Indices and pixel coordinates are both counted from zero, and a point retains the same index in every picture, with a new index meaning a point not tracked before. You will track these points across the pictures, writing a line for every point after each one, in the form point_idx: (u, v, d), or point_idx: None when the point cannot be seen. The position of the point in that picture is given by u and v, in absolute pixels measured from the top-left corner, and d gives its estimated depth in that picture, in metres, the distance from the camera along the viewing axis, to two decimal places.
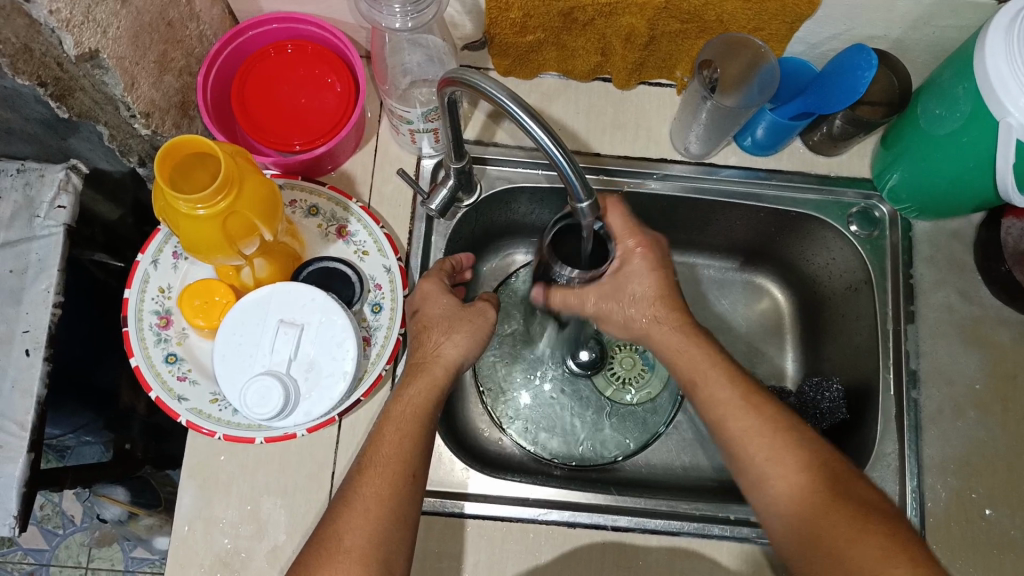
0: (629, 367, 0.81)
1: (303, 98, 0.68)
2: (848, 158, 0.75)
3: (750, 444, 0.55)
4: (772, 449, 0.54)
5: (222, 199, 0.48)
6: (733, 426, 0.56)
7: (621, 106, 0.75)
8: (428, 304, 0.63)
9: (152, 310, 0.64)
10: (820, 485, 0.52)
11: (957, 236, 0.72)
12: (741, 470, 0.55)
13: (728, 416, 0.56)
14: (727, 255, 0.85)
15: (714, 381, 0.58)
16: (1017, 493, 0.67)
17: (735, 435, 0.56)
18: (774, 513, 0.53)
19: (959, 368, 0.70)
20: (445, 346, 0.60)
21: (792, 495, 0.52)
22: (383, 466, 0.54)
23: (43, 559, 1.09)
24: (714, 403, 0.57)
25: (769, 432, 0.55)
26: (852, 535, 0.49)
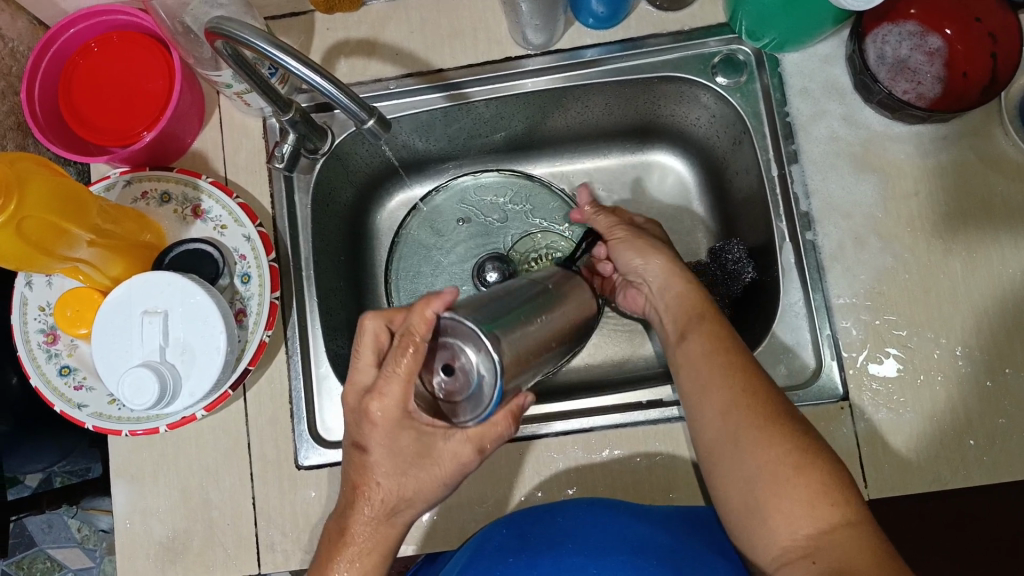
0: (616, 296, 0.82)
1: (128, 90, 0.68)
2: (700, 6, 0.70)
3: (710, 400, 0.55)
4: (722, 368, 0.56)
5: (11, 201, 0.48)
6: (700, 386, 0.56)
7: (455, 15, 0.71)
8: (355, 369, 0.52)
9: (38, 330, 0.66)
10: (758, 404, 0.53)
11: (829, 60, 0.67)
12: (688, 384, 0.57)
13: (700, 371, 0.56)
14: (625, 139, 0.82)
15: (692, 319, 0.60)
16: (937, 311, 0.64)
17: (687, 358, 0.58)
18: (705, 423, 0.55)
19: (855, 196, 0.66)
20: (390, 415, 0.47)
21: (724, 411, 0.54)
22: (389, 465, 0.49)
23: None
24: (688, 366, 0.58)
25: (723, 357, 0.56)
26: (764, 453, 0.51)
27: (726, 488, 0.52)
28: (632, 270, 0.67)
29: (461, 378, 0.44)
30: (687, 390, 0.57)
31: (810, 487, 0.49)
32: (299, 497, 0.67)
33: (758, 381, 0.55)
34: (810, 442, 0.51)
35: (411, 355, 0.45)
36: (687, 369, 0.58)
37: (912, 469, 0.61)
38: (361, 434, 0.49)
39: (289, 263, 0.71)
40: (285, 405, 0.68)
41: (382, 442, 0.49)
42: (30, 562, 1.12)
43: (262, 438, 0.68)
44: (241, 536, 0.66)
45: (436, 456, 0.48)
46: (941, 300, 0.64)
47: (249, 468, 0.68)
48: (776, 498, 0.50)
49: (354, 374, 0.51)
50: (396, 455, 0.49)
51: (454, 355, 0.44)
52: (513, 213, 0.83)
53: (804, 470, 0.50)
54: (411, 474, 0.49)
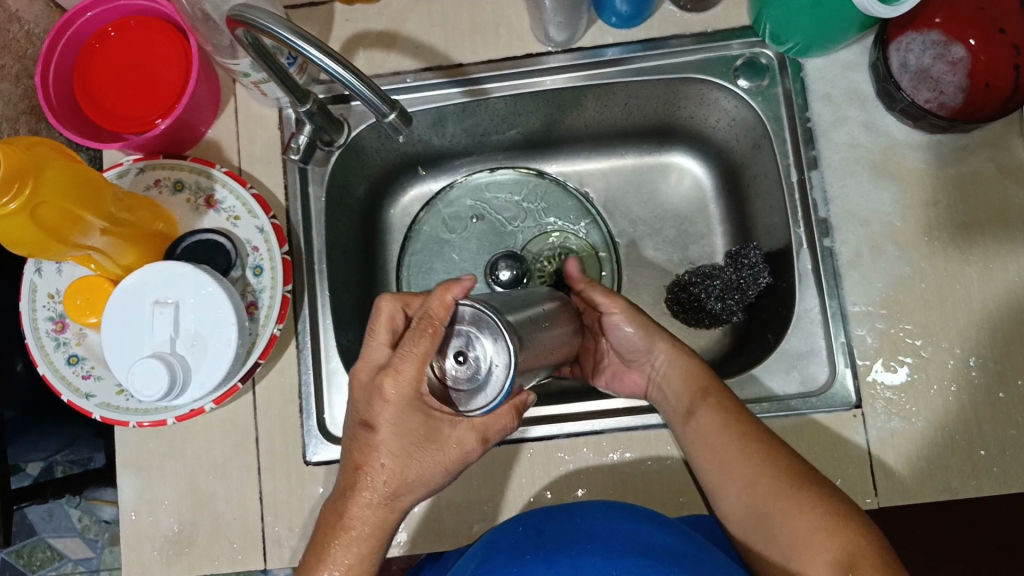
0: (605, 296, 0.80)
1: (144, 77, 0.67)
2: (723, 8, 0.69)
3: (731, 476, 0.57)
4: (738, 441, 0.57)
5: (27, 187, 0.47)
6: (719, 461, 0.57)
7: (475, 10, 0.71)
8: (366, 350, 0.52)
9: (46, 317, 0.65)
10: (781, 471, 0.55)
11: (851, 66, 0.67)
12: (706, 459, 0.58)
13: (718, 448, 0.58)
14: (641, 140, 0.81)
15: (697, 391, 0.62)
16: (952, 321, 0.63)
17: (698, 435, 0.59)
18: (731, 499, 0.56)
19: (874, 204, 0.65)
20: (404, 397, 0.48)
21: (749, 482, 0.56)
22: (396, 445, 0.49)
23: (92, 566, 1.11)
24: (703, 439, 0.59)
25: (738, 431, 0.58)
26: (796, 520, 0.53)
27: (769, 562, 0.54)
28: (631, 350, 0.67)
29: (471, 367, 0.46)
30: (705, 469, 0.58)
31: (846, 549, 0.50)
32: (306, 492, 0.66)
33: (776, 449, 0.57)
34: (836, 499, 0.53)
35: (429, 337, 0.46)
36: (701, 446, 0.59)
37: (925, 480, 0.61)
38: (370, 411, 0.49)
39: (301, 256, 0.70)
40: (294, 399, 0.68)
41: (393, 422, 0.48)
42: (30, 550, 1.12)
43: (270, 431, 0.67)
44: (247, 531, 0.66)
45: (442, 441, 0.49)
46: (957, 310, 0.64)
47: (257, 462, 0.67)
48: (814, 563, 0.51)
49: (367, 351, 0.51)
50: (406, 437, 0.49)
51: (468, 343, 0.46)
52: (527, 212, 0.83)
53: (836, 530, 0.51)
54: (417, 457, 0.49)
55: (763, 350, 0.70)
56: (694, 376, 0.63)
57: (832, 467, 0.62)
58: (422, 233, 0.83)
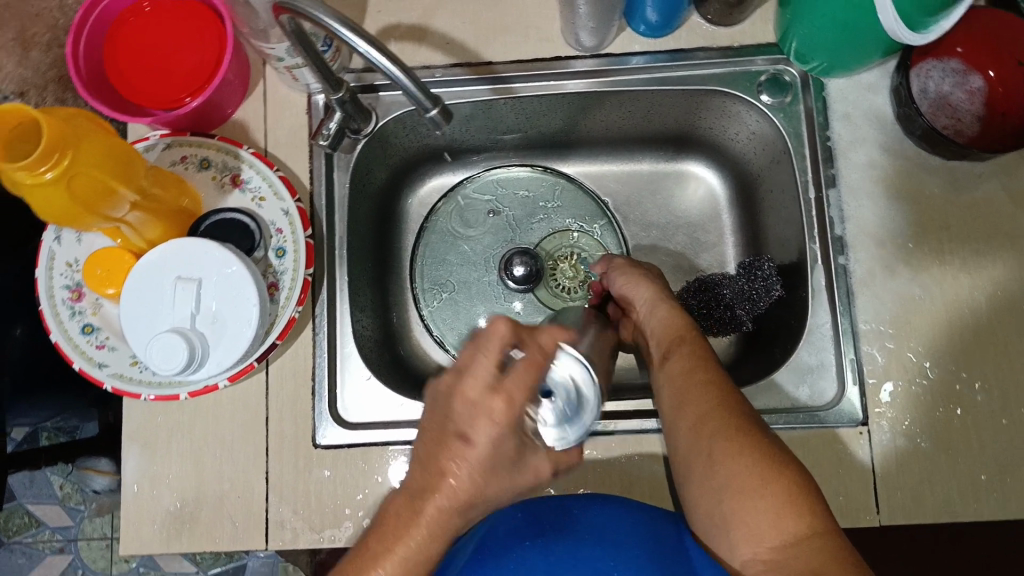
0: (593, 245, 0.83)
1: (175, 55, 0.67)
2: (751, 24, 0.71)
3: (685, 413, 0.56)
4: (700, 383, 0.57)
5: (66, 157, 0.46)
6: (678, 398, 0.57)
7: (508, 10, 0.72)
8: (471, 373, 0.44)
9: (63, 285, 0.65)
10: (732, 416, 0.54)
11: (873, 89, 0.69)
12: (669, 395, 0.58)
13: (683, 386, 0.57)
14: (657, 147, 0.83)
15: (678, 339, 0.62)
16: (957, 346, 0.65)
17: (668, 377, 0.59)
18: (680, 435, 0.56)
19: (889, 225, 0.67)
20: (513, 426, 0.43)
21: (698, 420, 0.55)
22: (478, 466, 0.43)
23: (70, 535, 1.13)
24: (671, 377, 0.59)
25: (700, 372, 0.58)
26: (741, 468, 0.51)
27: (698, 500, 0.53)
28: (621, 292, 0.69)
29: (559, 408, 0.47)
30: (668, 405, 0.58)
31: (775, 498, 0.50)
32: (312, 475, 0.66)
33: (733, 396, 0.56)
34: (777, 451, 0.52)
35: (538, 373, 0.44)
36: (671, 388, 0.58)
37: (922, 495, 0.63)
38: (469, 425, 0.43)
39: (323, 239, 0.71)
40: (306, 382, 0.68)
41: (493, 444, 0.43)
42: (8, 518, 1.14)
43: (280, 412, 0.68)
44: (250, 511, 0.66)
45: (524, 465, 0.46)
46: (964, 333, 0.65)
47: (265, 443, 0.67)
48: (741, 510, 0.50)
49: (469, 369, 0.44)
50: (497, 458, 0.44)
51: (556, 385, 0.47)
52: (542, 207, 0.85)
53: (771, 481, 0.50)
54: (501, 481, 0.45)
55: (770, 363, 0.71)
56: (678, 324, 0.63)
57: (835, 479, 0.63)
58: (434, 222, 0.84)
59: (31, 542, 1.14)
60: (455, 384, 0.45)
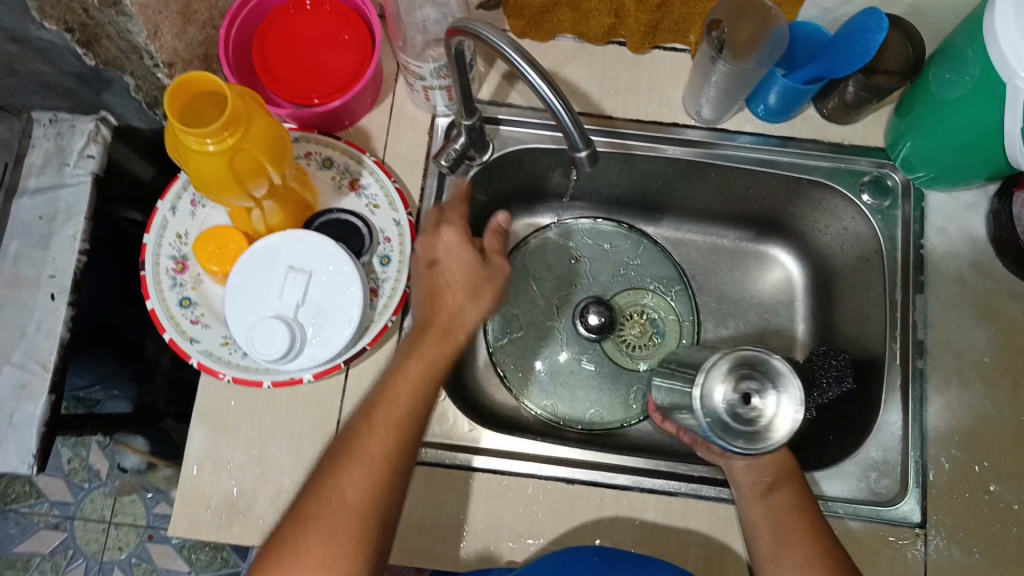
0: (664, 307, 0.84)
1: (321, 55, 0.70)
2: (862, 126, 0.74)
3: (788, 558, 0.57)
4: (805, 532, 0.58)
5: (231, 136, 0.50)
6: (782, 541, 0.58)
7: (635, 72, 0.75)
8: (448, 262, 0.61)
9: (169, 256, 0.66)
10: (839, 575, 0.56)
11: (971, 208, 0.72)
12: (767, 535, 0.59)
13: (787, 532, 0.59)
14: (742, 227, 0.86)
15: (781, 473, 0.63)
16: (1023, 469, 0.67)
17: (769, 513, 0.60)
18: None
19: (969, 340, 0.70)
20: (456, 306, 0.60)
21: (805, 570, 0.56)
22: (456, 285, 0.60)
23: (69, 512, 1.12)
24: (772, 515, 0.60)
25: (805, 520, 0.59)
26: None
27: None
28: None
29: (752, 412, 0.50)
30: (764, 543, 0.59)
31: None
32: None
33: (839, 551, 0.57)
34: None
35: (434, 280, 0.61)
36: (769, 525, 0.60)
37: None
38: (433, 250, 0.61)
39: None
40: None
41: (462, 267, 0.61)
42: (9, 484, 1.13)
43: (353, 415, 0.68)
44: None
45: (440, 306, 0.60)
46: None
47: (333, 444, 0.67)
48: None
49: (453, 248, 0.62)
50: (468, 282, 0.60)
51: (760, 390, 0.50)
52: (621, 264, 0.86)
53: None
54: (451, 294, 0.60)
55: (836, 453, 0.72)
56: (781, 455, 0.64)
57: None
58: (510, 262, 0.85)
59: (26, 512, 1.12)
60: (432, 271, 0.61)
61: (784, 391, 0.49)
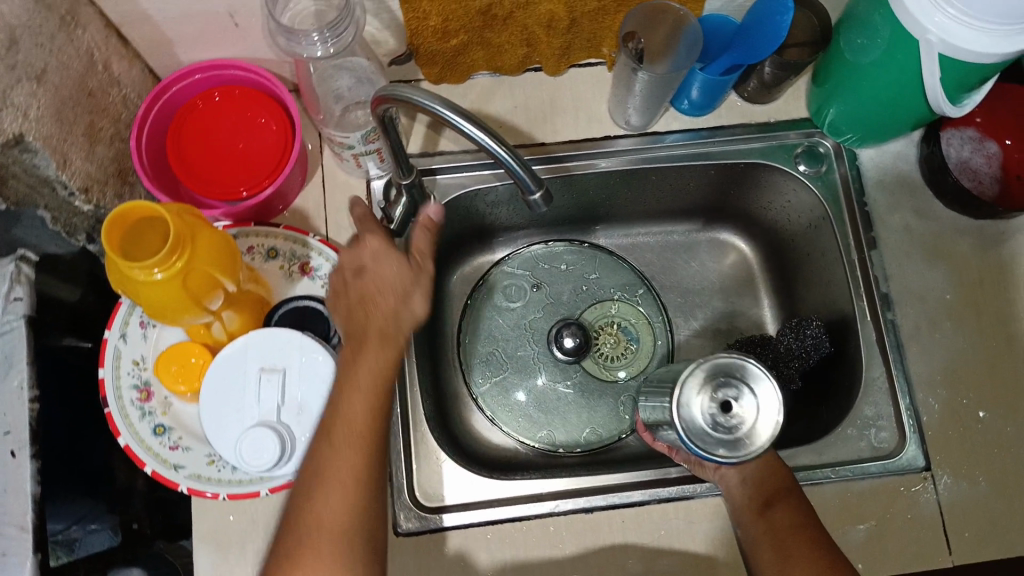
0: (635, 315, 0.84)
1: (240, 144, 0.68)
2: (784, 102, 0.76)
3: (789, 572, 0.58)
4: (806, 545, 0.59)
5: (179, 259, 0.48)
6: (782, 555, 0.59)
7: (556, 94, 0.75)
8: (378, 268, 0.57)
9: (131, 385, 0.63)
10: None
11: (900, 157, 0.75)
12: (769, 554, 0.59)
13: (787, 545, 0.59)
14: (688, 218, 0.87)
15: (774, 490, 0.63)
16: (1005, 394, 0.69)
17: (769, 530, 0.60)
18: None
19: (928, 282, 0.72)
20: (387, 304, 0.56)
21: None
22: (385, 292, 0.57)
23: None
24: (772, 530, 0.60)
25: (805, 533, 0.59)
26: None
27: None
28: None
29: (733, 417, 0.52)
30: (767, 561, 0.59)
31: None
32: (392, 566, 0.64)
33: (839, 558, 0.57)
34: None
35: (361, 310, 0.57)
36: (770, 541, 0.60)
37: (989, 541, 0.65)
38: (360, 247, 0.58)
39: None
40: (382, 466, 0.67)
41: (392, 277, 0.57)
42: None
43: None
44: None
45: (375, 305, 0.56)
46: (1010, 381, 0.70)
47: None
48: None
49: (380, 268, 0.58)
50: (392, 280, 0.57)
51: (737, 396, 0.52)
52: (582, 280, 0.86)
53: None
54: (381, 299, 0.56)
55: (831, 418, 0.73)
56: (773, 467, 0.64)
57: (907, 528, 0.65)
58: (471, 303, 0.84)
59: None
60: (360, 279, 0.57)
61: (760, 395, 0.52)
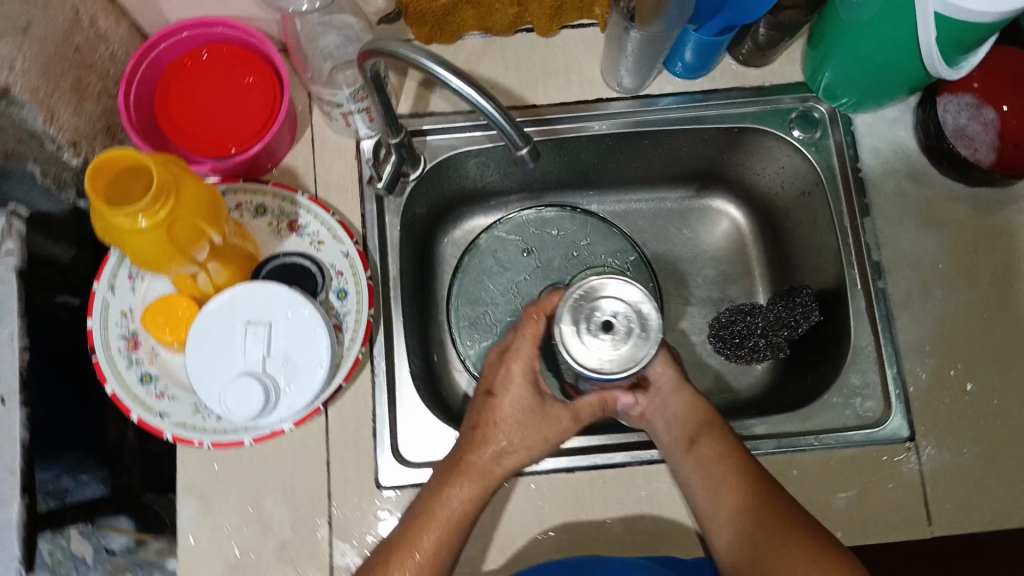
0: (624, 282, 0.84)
1: (229, 103, 0.68)
2: (779, 65, 0.75)
3: (721, 504, 0.59)
4: (736, 475, 0.60)
5: (163, 207, 0.48)
6: (716, 490, 0.60)
7: (549, 55, 0.74)
8: (504, 397, 0.62)
9: (118, 335, 0.64)
10: (773, 514, 0.57)
11: (896, 123, 0.74)
12: (703, 490, 0.61)
13: (719, 479, 0.60)
14: (681, 185, 0.86)
15: (699, 425, 0.63)
16: (995, 364, 0.69)
17: (699, 464, 0.61)
18: (720, 528, 0.59)
19: (920, 249, 0.72)
20: (506, 455, 0.60)
21: (737, 513, 0.58)
22: (510, 423, 0.61)
23: None
24: (704, 463, 0.61)
25: (734, 461, 0.61)
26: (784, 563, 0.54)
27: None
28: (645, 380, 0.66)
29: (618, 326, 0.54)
30: (701, 495, 0.61)
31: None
32: (376, 520, 0.65)
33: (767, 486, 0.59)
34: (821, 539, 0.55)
35: (536, 322, 0.62)
36: (700, 474, 0.61)
37: (972, 508, 0.65)
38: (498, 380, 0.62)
39: (379, 280, 0.71)
40: (368, 422, 0.68)
41: (513, 401, 0.61)
42: None
43: (343, 455, 0.67)
44: (316, 557, 0.64)
45: (548, 418, 0.62)
46: (1000, 349, 0.69)
47: (328, 488, 0.66)
48: None
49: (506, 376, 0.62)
50: (525, 411, 0.61)
51: (601, 310, 0.55)
52: (573, 246, 0.85)
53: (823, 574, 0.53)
54: (527, 432, 0.61)
55: (818, 384, 0.74)
56: (702, 409, 0.64)
57: (889, 493, 0.66)
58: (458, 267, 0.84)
59: None
60: (488, 404, 0.62)
61: (615, 295, 0.55)
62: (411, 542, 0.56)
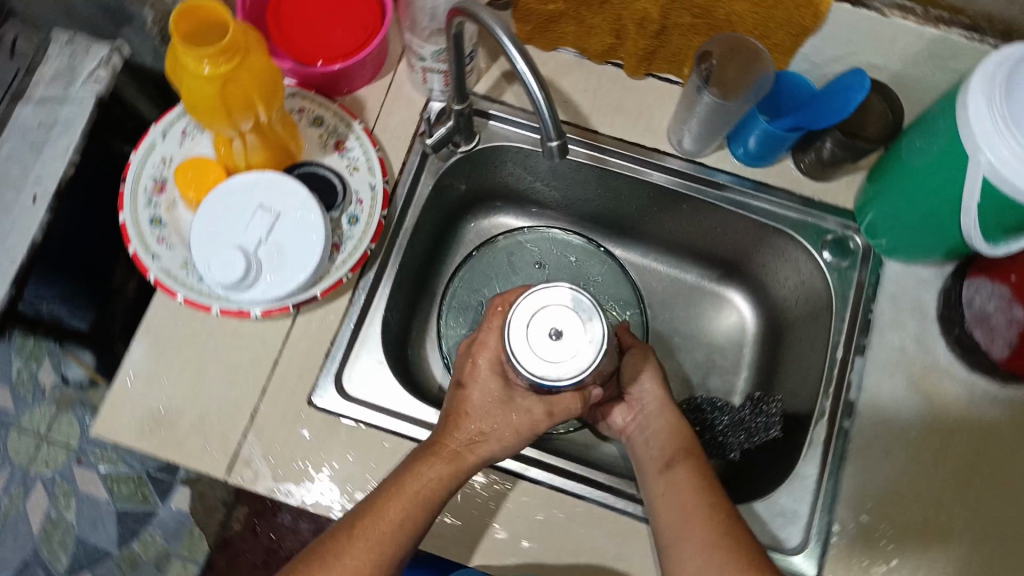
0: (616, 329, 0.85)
1: (333, 25, 0.72)
2: (836, 187, 0.76)
3: (684, 531, 0.59)
4: (702, 501, 0.60)
5: (228, 63, 0.53)
6: (680, 512, 0.60)
7: (627, 94, 0.77)
8: (480, 391, 0.61)
9: (150, 176, 0.69)
10: (736, 545, 0.56)
11: (925, 282, 0.73)
12: (668, 516, 0.61)
13: (684, 503, 0.60)
14: (706, 265, 0.88)
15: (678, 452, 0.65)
16: (927, 548, 0.66)
17: (668, 488, 0.62)
18: (684, 561, 0.58)
19: (900, 408, 0.70)
20: (475, 441, 0.60)
21: (707, 546, 0.57)
22: (479, 404, 0.61)
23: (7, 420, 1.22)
24: (675, 489, 0.62)
25: (704, 491, 0.61)
26: None
27: None
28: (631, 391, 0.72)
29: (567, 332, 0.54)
30: (665, 517, 0.61)
31: None
32: (290, 431, 0.68)
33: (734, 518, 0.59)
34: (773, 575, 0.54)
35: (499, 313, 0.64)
36: (667, 500, 0.62)
37: None
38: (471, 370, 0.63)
39: (393, 223, 0.74)
40: (324, 343, 0.70)
41: (483, 388, 0.61)
42: None
43: (290, 362, 0.69)
44: (224, 439, 0.67)
45: (513, 408, 0.59)
46: (938, 535, 0.67)
47: (262, 385, 0.69)
48: None
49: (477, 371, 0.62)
50: (488, 399, 0.61)
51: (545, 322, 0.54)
52: (584, 279, 0.87)
53: None
54: (496, 417, 0.60)
55: (751, 493, 0.73)
56: (681, 436, 0.67)
57: None
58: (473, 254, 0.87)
59: None
60: (463, 395, 0.62)
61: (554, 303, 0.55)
62: (379, 511, 0.56)
